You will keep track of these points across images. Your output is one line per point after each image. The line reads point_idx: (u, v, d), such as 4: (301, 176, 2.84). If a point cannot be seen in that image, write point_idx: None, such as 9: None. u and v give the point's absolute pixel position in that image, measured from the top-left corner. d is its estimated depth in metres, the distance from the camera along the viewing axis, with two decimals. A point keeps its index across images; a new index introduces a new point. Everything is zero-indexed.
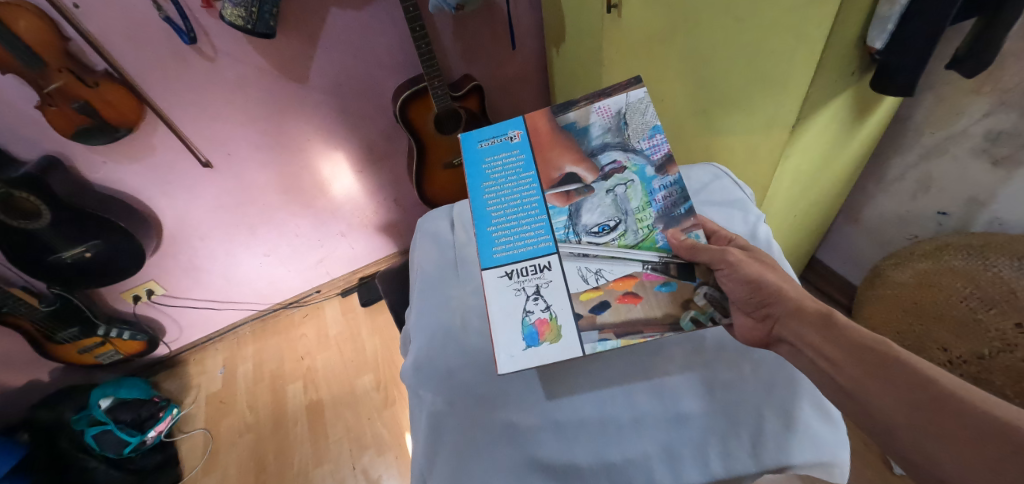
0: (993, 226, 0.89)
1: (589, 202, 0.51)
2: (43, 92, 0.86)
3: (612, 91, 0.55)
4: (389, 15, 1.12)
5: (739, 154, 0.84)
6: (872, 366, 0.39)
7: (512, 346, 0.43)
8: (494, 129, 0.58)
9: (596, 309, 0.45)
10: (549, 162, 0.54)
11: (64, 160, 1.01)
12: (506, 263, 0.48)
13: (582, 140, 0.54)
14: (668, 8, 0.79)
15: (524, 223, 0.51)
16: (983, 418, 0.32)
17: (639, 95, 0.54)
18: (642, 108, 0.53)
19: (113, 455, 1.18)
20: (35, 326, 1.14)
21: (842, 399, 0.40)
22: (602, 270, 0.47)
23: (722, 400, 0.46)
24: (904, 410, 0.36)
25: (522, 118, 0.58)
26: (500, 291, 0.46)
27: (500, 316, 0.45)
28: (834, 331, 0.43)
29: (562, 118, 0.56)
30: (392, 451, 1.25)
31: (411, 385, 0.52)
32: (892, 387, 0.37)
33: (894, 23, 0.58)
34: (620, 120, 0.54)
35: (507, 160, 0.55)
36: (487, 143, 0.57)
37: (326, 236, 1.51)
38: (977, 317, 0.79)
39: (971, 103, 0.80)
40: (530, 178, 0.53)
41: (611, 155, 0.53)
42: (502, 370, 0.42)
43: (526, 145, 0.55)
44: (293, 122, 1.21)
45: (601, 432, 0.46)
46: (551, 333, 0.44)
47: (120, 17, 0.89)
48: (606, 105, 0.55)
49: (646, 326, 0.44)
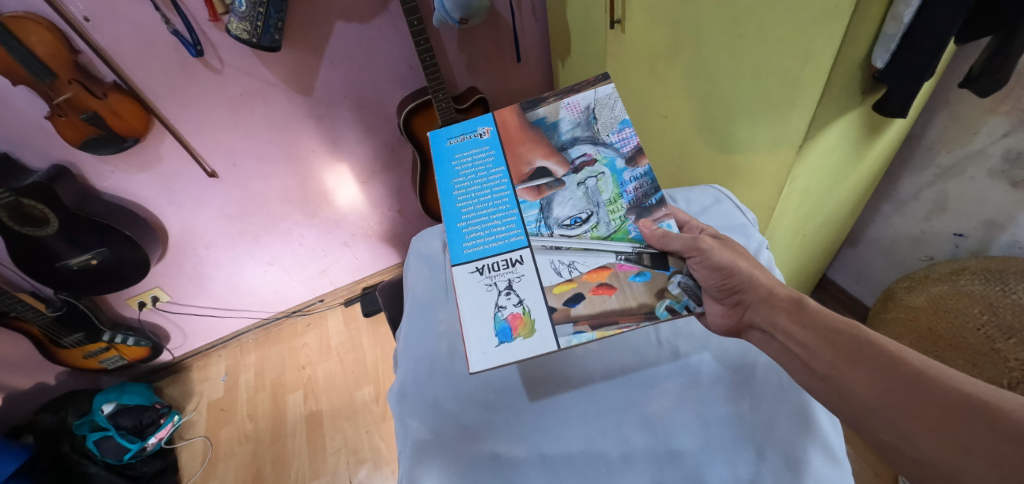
0: (1014, 249, 0.84)
1: (560, 195, 0.50)
2: (53, 103, 0.87)
3: (580, 88, 0.56)
4: (395, 28, 1.13)
5: (741, 168, 0.81)
6: (845, 351, 0.38)
7: (485, 344, 0.41)
8: (464, 126, 0.57)
9: (570, 302, 0.43)
10: (519, 157, 0.53)
11: (73, 169, 1.03)
12: (477, 258, 0.47)
13: (552, 134, 0.54)
14: (670, 22, 0.79)
15: (495, 218, 0.50)
16: (954, 394, 0.32)
17: (607, 91, 0.54)
18: (610, 104, 0.54)
19: (113, 461, 1.17)
20: (41, 330, 1.16)
21: (820, 387, 0.39)
22: (575, 263, 0.46)
23: (720, 438, 0.43)
24: (877, 390, 0.35)
25: (492, 114, 0.58)
26: (471, 286, 0.45)
27: (471, 313, 0.43)
28: (808, 317, 0.42)
29: (531, 114, 0.56)
30: (389, 466, 1.23)
31: (397, 413, 0.50)
32: (863, 369, 0.36)
33: (897, 43, 0.56)
34: (589, 115, 0.54)
35: (476, 156, 0.54)
36: (456, 140, 0.56)
37: (330, 247, 1.51)
38: (995, 346, 0.76)
39: (989, 121, 0.78)
40: (501, 173, 0.53)
41: (581, 149, 0.53)
42: (474, 368, 0.40)
43: (496, 141, 0.55)
44: (299, 133, 1.22)
45: (590, 467, 0.43)
46: (524, 328, 0.42)
47: (130, 30, 0.90)
48: (575, 101, 0.55)
49: (621, 316, 0.42)
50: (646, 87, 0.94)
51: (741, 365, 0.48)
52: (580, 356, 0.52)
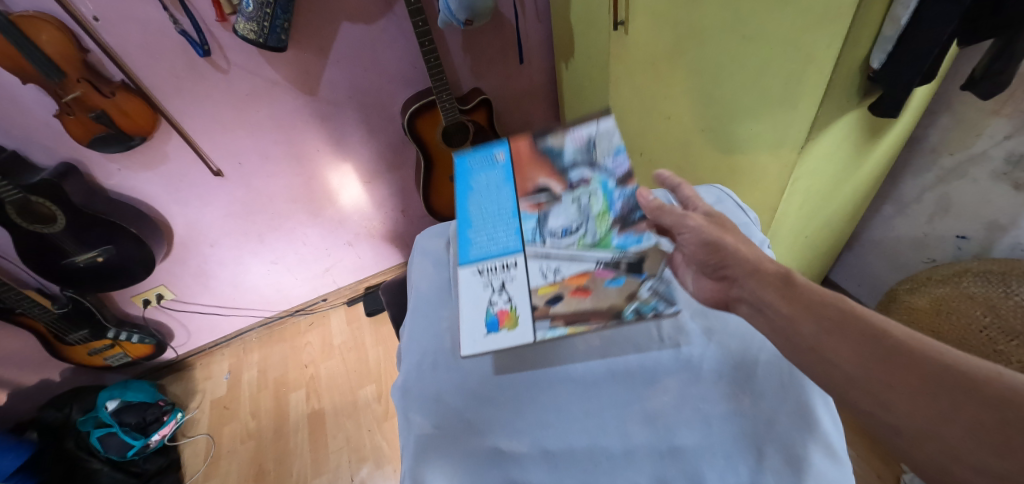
0: (1016, 252, 0.84)
1: (556, 210, 0.54)
2: (61, 102, 0.88)
3: (584, 121, 0.60)
4: (400, 28, 1.14)
5: (745, 168, 0.81)
6: (830, 324, 0.36)
7: (474, 332, 0.45)
8: (482, 151, 0.64)
9: (551, 301, 0.47)
10: (525, 175, 0.58)
11: (80, 167, 1.04)
12: (479, 262, 0.52)
13: (554, 160, 0.57)
14: (673, 24, 0.79)
15: (499, 228, 0.55)
16: (942, 368, 0.31)
17: (607, 126, 0.59)
18: (610, 136, 0.58)
19: (116, 457, 1.18)
20: (47, 327, 1.17)
21: (805, 358, 0.37)
22: (560, 268, 0.50)
23: (721, 434, 0.43)
24: (863, 363, 0.33)
25: (508, 141, 0.64)
26: (471, 285, 0.50)
27: (467, 306, 0.48)
28: (794, 290, 0.40)
29: (539, 142, 0.60)
30: (390, 465, 1.23)
31: (400, 407, 0.51)
32: (850, 341, 0.35)
33: (895, 44, 0.57)
34: (590, 144, 0.58)
35: (490, 175, 0.61)
36: (475, 162, 0.63)
37: (334, 246, 1.52)
38: (998, 348, 0.77)
39: (991, 124, 0.78)
40: (508, 189, 0.58)
41: (579, 172, 0.56)
42: (463, 353, 0.44)
43: (508, 162, 0.61)
44: (305, 133, 1.23)
45: (591, 462, 0.44)
46: (510, 321, 0.46)
47: (139, 30, 0.92)
48: (579, 133, 0.59)
49: (593, 315, 0.46)
50: (650, 87, 0.94)
51: (742, 360, 0.48)
52: (581, 350, 0.53)
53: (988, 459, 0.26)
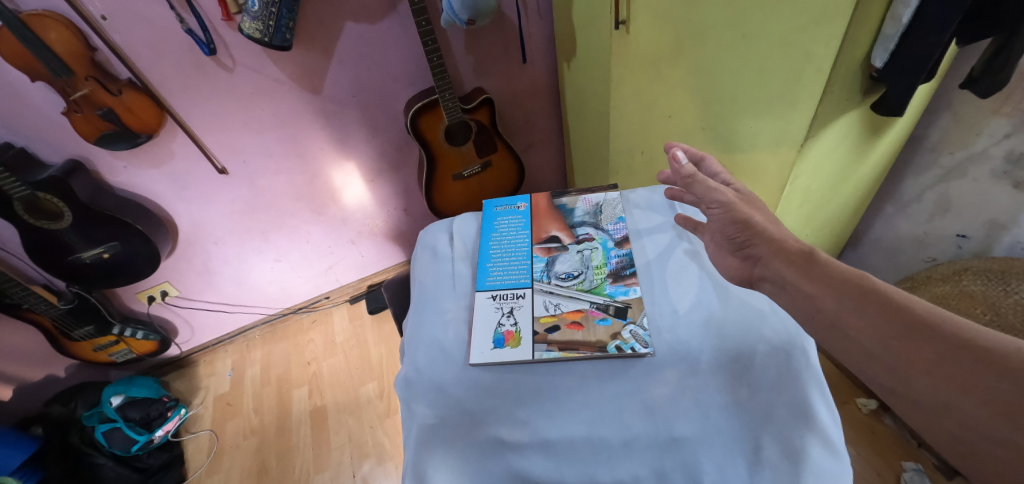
0: (1017, 249, 0.85)
1: (563, 256, 0.65)
2: (70, 99, 0.89)
3: (597, 190, 0.76)
4: (403, 28, 1.15)
5: (745, 167, 0.81)
6: (851, 300, 0.38)
7: (483, 345, 0.54)
8: (508, 199, 0.77)
9: (549, 330, 0.55)
10: (541, 227, 0.70)
11: (87, 164, 1.05)
12: (494, 289, 0.62)
13: (567, 216, 0.72)
14: (674, 23, 0.80)
15: (513, 263, 0.65)
16: (959, 340, 0.33)
17: (613, 196, 0.74)
18: (615, 205, 0.73)
19: (120, 452, 1.19)
20: (53, 323, 1.18)
21: (829, 334, 0.39)
22: (560, 304, 0.59)
23: (719, 426, 0.44)
24: (881, 337, 0.35)
25: (530, 195, 0.77)
26: (485, 308, 0.59)
27: (479, 325, 0.57)
28: (815, 268, 0.43)
29: (557, 200, 0.75)
30: (392, 460, 1.24)
31: (403, 398, 0.52)
32: (871, 316, 0.37)
33: (896, 42, 0.57)
34: (597, 209, 0.72)
35: (511, 221, 0.72)
36: (501, 208, 0.75)
37: (337, 244, 1.53)
38: None
39: (991, 122, 0.79)
40: (525, 235, 0.70)
41: (586, 230, 0.69)
42: (473, 361, 0.53)
43: (527, 213, 0.73)
44: (308, 132, 1.24)
45: (592, 452, 0.44)
46: (514, 340, 0.54)
47: (146, 29, 0.93)
48: (590, 198, 0.74)
49: (582, 346, 0.53)
50: (651, 87, 0.95)
51: (740, 352, 0.49)
52: (581, 344, 0.53)
53: (1001, 427, 0.29)
